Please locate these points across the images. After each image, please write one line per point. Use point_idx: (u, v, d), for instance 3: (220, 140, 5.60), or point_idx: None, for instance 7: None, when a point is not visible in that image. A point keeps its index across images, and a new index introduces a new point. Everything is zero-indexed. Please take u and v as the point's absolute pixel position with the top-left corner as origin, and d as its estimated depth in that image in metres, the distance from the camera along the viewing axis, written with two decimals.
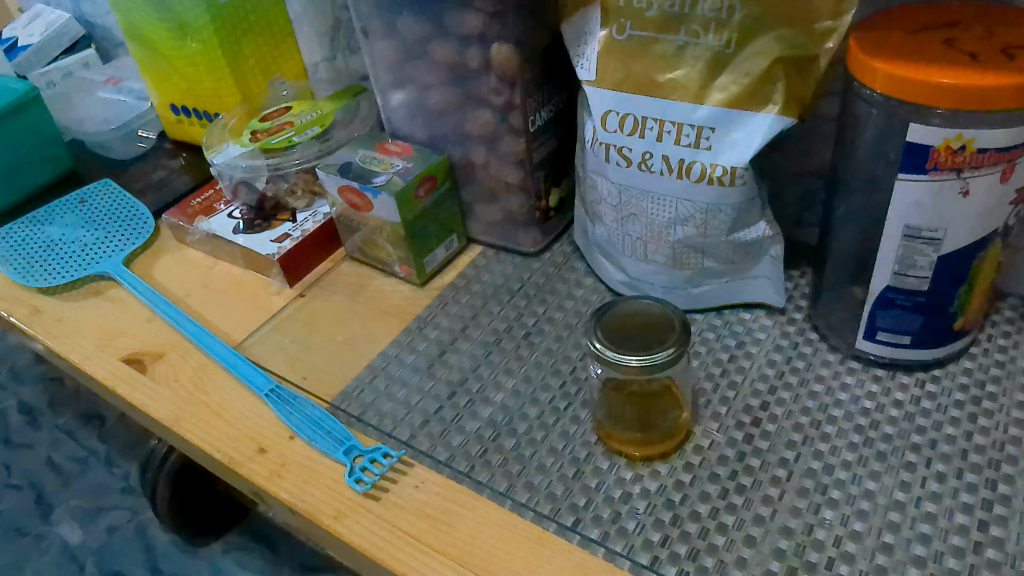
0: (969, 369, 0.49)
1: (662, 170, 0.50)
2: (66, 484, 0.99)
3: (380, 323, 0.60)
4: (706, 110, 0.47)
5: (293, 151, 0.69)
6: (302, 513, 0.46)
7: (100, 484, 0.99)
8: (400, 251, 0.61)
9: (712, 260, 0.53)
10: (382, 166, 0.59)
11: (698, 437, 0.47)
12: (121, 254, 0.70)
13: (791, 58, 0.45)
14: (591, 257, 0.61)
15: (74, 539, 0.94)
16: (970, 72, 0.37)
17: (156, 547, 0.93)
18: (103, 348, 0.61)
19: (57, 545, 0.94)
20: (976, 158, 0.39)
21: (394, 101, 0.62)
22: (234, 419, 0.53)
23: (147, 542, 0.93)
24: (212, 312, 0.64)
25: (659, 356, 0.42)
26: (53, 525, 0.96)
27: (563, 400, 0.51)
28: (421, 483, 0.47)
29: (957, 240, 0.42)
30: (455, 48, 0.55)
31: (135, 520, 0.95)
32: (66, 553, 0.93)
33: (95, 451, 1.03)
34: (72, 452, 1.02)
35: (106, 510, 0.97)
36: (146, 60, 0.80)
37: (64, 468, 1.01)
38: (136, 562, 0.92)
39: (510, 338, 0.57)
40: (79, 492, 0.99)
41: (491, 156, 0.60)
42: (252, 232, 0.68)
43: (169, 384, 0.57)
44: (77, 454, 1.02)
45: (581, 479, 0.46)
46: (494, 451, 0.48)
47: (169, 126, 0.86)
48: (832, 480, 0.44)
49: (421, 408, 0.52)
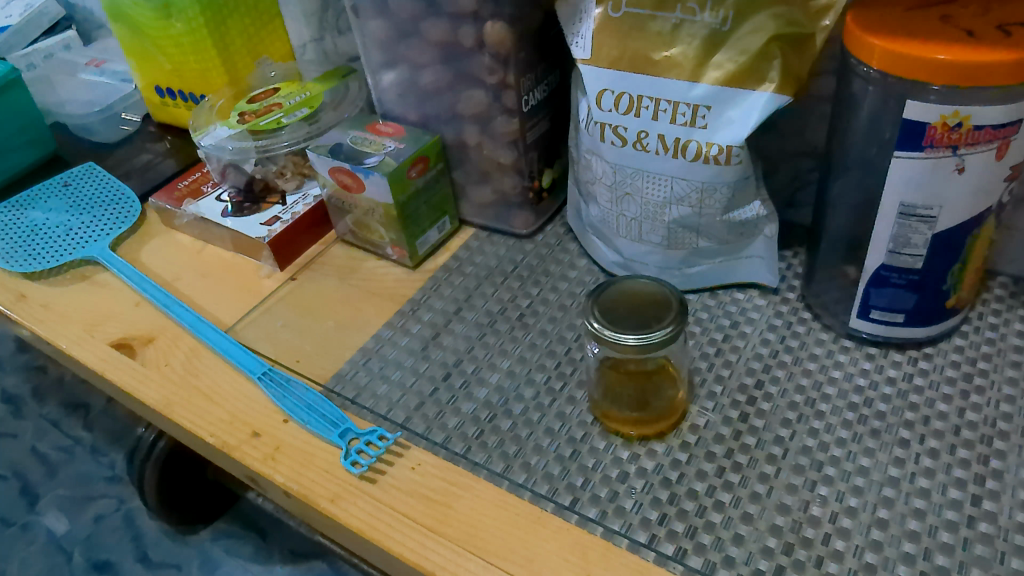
0: (960, 347, 0.49)
1: (658, 150, 0.50)
2: (52, 474, 0.98)
3: (372, 305, 0.60)
4: (702, 88, 0.47)
5: (281, 133, 0.69)
6: (298, 496, 0.46)
7: (87, 474, 0.99)
8: (392, 233, 0.60)
9: (707, 240, 0.53)
10: (374, 147, 0.59)
11: (693, 416, 0.47)
12: (107, 238, 0.69)
13: (787, 36, 0.45)
14: (585, 238, 0.60)
15: (61, 529, 0.94)
16: (966, 48, 0.37)
17: (145, 535, 0.93)
18: (92, 334, 0.60)
19: (44, 535, 0.93)
20: (972, 135, 0.39)
21: (385, 82, 0.61)
22: (226, 402, 0.53)
23: (135, 530, 0.93)
24: (202, 296, 0.63)
25: (656, 334, 0.42)
26: (39, 515, 0.95)
27: (559, 380, 0.51)
28: (418, 465, 0.47)
29: (952, 217, 0.42)
30: (447, 27, 0.54)
31: (123, 509, 0.95)
32: (53, 543, 0.93)
33: (80, 440, 1.02)
34: (58, 441, 1.01)
35: (94, 498, 0.96)
36: (130, 42, 0.78)
37: (49, 458, 1.00)
38: (125, 551, 0.92)
39: (504, 320, 0.57)
40: (65, 481, 0.98)
41: (484, 137, 0.59)
42: (241, 216, 0.67)
43: (160, 368, 0.56)
44: (63, 443, 1.01)
45: (578, 460, 0.46)
46: (491, 432, 0.48)
47: (154, 109, 0.85)
48: (826, 457, 0.44)
49: (417, 390, 0.52)
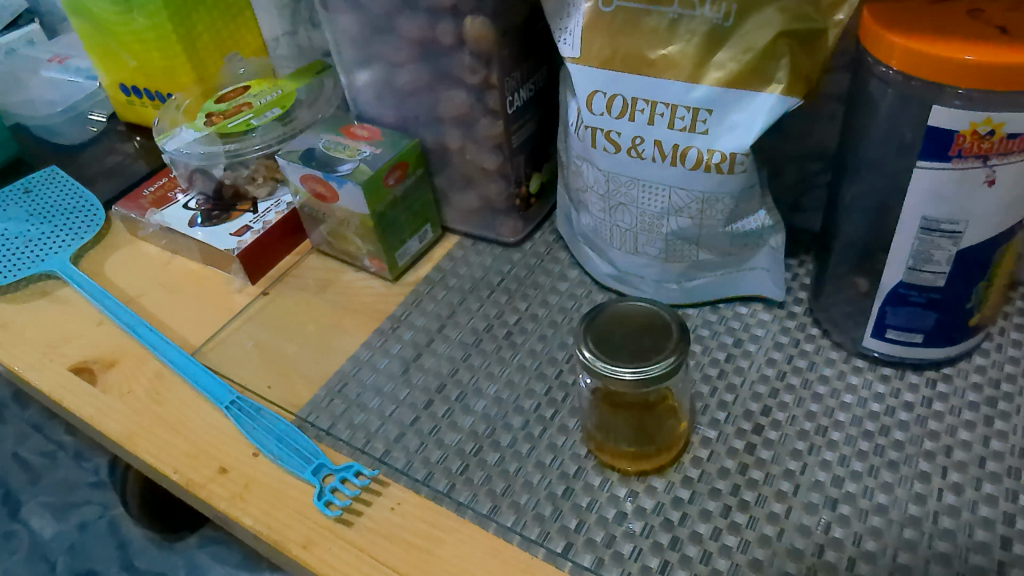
0: (981, 367, 0.46)
1: (654, 157, 0.46)
2: (34, 480, 0.94)
3: (350, 321, 0.56)
4: (704, 90, 0.43)
5: (253, 135, 0.64)
6: (269, 541, 0.43)
7: (68, 480, 0.94)
8: (370, 245, 0.56)
9: (708, 252, 0.49)
10: (348, 152, 0.55)
11: (696, 447, 0.44)
12: (69, 250, 0.64)
13: (797, 32, 0.40)
14: (576, 247, 0.56)
15: (46, 535, 0.90)
16: (999, 48, 0.33)
17: (130, 543, 0.90)
18: (50, 357, 0.56)
19: (27, 543, 0.89)
20: (1005, 144, 0.35)
21: (360, 81, 0.57)
22: (191, 433, 0.49)
23: (120, 539, 0.90)
24: (168, 313, 0.59)
25: (656, 368, 0.38)
26: (23, 522, 0.90)
27: (550, 407, 0.48)
28: (398, 504, 0.43)
29: (978, 233, 0.38)
30: (424, 22, 0.50)
31: (107, 516, 0.91)
32: (36, 551, 0.89)
33: (63, 444, 0.97)
34: (40, 446, 0.96)
35: (77, 505, 0.93)
36: (90, 37, 0.74)
37: (31, 463, 0.95)
38: (109, 559, 0.89)
39: (490, 338, 0.53)
40: (48, 488, 0.94)
41: (467, 141, 0.55)
42: (211, 225, 0.63)
43: (122, 396, 0.52)
44: (46, 448, 0.96)
45: (571, 498, 0.42)
46: (477, 467, 0.45)
47: (120, 108, 0.80)
48: (841, 494, 0.40)
49: (397, 419, 0.48)
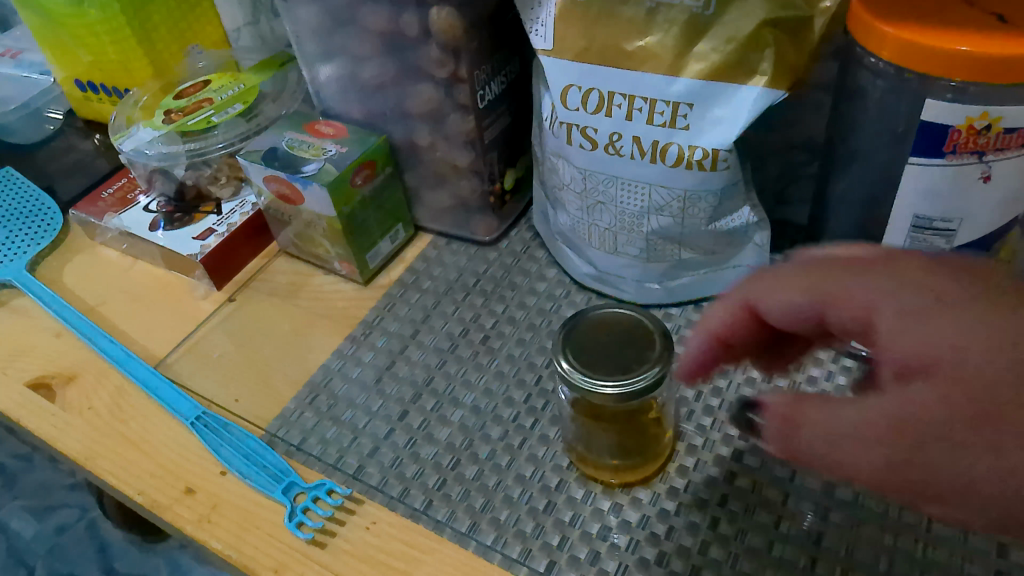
0: None
1: (633, 154, 0.44)
2: (10, 485, 0.93)
3: (321, 327, 0.54)
4: (683, 84, 0.40)
5: (214, 133, 0.61)
6: (238, 566, 0.41)
7: (45, 482, 0.93)
8: (339, 248, 0.54)
9: (690, 251, 0.47)
10: (312, 151, 0.52)
11: (681, 456, 0.42)
12: (24, 257, 0.61)
13: (781, 20, 0.39)
14: (554, 246, 0.54)
15: (23, 540, 0.89)
16: (996, 37, 0.31)
17: (110, 545, 0.89)
18: (6, 373, 0.53)
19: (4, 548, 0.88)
20: (1002, 139, 0.33)
21: (323, 75, 0.54)
22: (156, 452, 0.47)
23: (99, 541, 0.90)
24: (131, 323, 0.56)
25: (639, 381, 0.36)
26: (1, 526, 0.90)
27: (530, 416, 0.46)
28: (374, 524, 0.41)
29: (974, 230, 0.37)
30: (388, 14, 0.47)
31: (86, 518, 0.91)
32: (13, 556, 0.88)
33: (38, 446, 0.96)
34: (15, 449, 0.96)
35: (54, 509, 0.91)
36: (39, 30, 0.70)
37: (7, 467, 0.94)
38: (89, 561, 0.88)
39: (467, 343, 0.51)
40: (25, 492, 0.93)
41: (437, 137, 0.53)
42: (172, 229, 0.60)
43: (82, 412, 0.50)
44: (20, 451, 0.96)
45: (553, 514, 0.40)
46: (454, 481, 0.43)
47: (76, 103, 0.77)
48: (832, 502, 0.39)
49: (371, 431, 0.46)
